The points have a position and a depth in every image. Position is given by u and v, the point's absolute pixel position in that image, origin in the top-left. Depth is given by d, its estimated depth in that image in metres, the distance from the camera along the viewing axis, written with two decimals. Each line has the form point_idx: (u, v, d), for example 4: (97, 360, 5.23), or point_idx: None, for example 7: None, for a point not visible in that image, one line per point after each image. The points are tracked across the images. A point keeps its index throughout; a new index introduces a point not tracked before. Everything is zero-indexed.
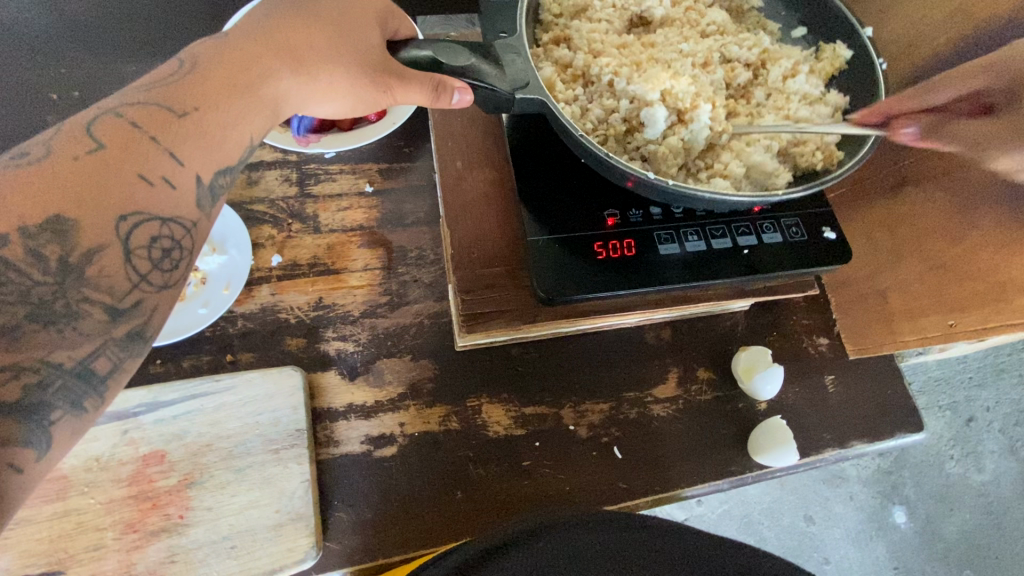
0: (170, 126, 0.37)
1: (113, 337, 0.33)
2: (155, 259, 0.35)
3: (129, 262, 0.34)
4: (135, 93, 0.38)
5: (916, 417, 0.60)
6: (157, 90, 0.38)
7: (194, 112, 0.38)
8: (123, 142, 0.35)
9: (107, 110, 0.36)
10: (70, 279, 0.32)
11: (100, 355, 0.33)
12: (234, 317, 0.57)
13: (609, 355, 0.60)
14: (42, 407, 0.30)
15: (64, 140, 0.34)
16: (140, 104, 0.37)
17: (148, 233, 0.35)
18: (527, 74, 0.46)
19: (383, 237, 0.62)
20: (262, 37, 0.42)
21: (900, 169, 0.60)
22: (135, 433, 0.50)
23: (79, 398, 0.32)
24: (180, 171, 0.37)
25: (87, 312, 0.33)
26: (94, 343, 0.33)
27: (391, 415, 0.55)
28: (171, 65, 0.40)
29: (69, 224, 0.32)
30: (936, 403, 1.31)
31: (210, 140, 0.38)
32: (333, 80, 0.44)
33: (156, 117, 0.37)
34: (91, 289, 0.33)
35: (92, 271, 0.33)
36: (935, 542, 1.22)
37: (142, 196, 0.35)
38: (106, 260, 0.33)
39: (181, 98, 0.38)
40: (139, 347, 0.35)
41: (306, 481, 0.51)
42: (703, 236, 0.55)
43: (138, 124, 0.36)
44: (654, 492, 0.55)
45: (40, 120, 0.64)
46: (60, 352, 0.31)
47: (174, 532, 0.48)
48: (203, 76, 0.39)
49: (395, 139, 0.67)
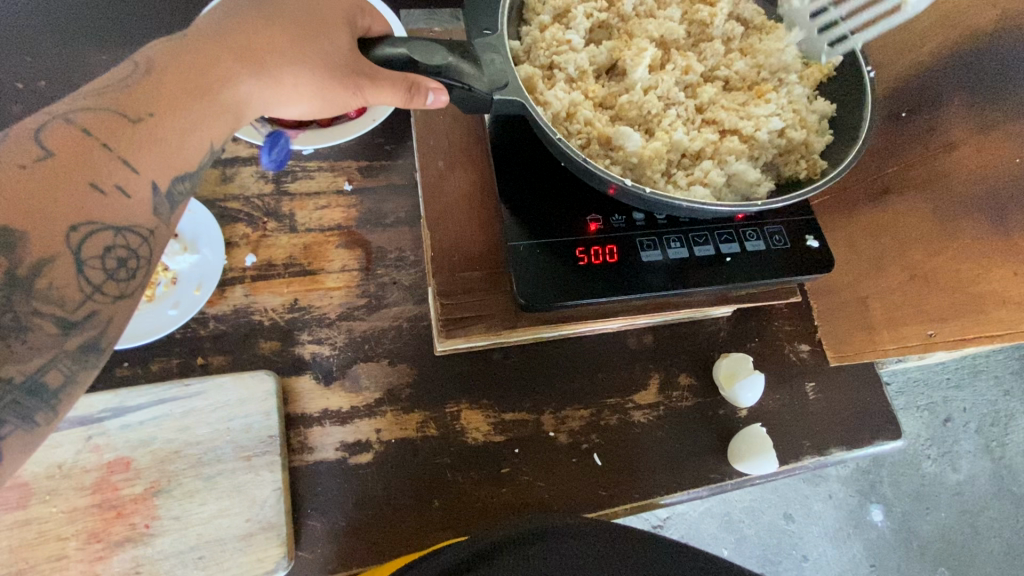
0: (124, 133, 0.35)
1: (65, 350, 0.32)
2: (110, 270, 0.34)
3: (81, 272, 0.32)
4: (86, 99, 0.36)
5: (895, 425, 0.60)
6: (108, 96, 0.36)
7: (149, 118, 0.36)
8: (76, 150, 0.33)
9: (56, 117, 0.34)
10: (17, 293, 0.30)
11: (51, 368, 0.31)
12: (206, 318, 0.55)
13: (590, 361, 0.60)
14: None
15: (12, 147, 0.32)
16: (93, 111, 0.35)
17: (101, 242, 0.33)
18: (506, 75, 0.44)
19: (362, 237, 0.61)
20: (222, 37, 0.41)
21: (884, 177, 0.60)
22: (99, 439, 0.49)
23: (30, 412, 0.30)
24: (134, 179, 0.35)
25: (37, 325, 0.31)
26: (45, 357, 0.31)
27: (367, 420, 0.54)
28: (124, 67, 0.38)
29: (16, 237, 0.30)
30: (914, 403, 1.33)
31: (166, 147, 0.37)
32: (300, 77, 0.42)
33: (108, 123, 0.35)
34: (41, 301, 0.31)
35: (43, 283, 0.31)
36: (910, 540, 1.24)
37: (93, 207, 0.33)
38: (57, 271, 0.31)
39: (136, 103, 0.36)
40: (93, 358, 0.33)
41: (278, 489, 0.49)
42: (686, 243, 0.54)
43: (90, 131, 0.34)
44: (634, 500, 0.54)
45: (3, 109, 0.61)
46: (9, 367, 0.30)
47: (140, 542, 0.46)
48: (160, 80, 0.38)
49: (376, 137, 0.65)
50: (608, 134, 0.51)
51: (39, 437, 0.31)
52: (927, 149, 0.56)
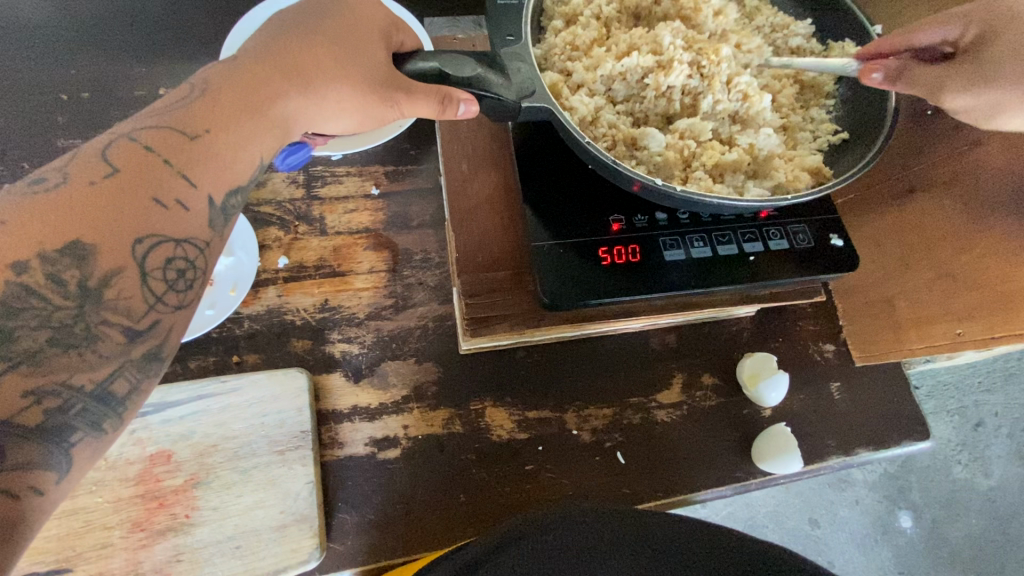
0: (183, 149, 0.37)
1: (130, 358, 0.34)
2: (170, 281, 0.35)
3: (145, 283, 0.34)
4: (146, 119, 0.38)
5: (924, 425, 0.59)
6: (168, 114, 0.38)
7: (206, 135, 0.38)
8: (139, 166, 0.36)
9: (121, 135, 0.37)
10: (88, 302, 0.33)
11: (118, 377, 0.33)
12: (241, 318, 0.57)
13: (614, 360, 0.60)
14: (63, 428, 0.31)
15: (81, 166, 0.34)
16: (154, 128, 0.37)
17: (162, 254, 0.35)
18: (533, 84, 0.46)
19: (389, 239, 0.62)
20: (270, 57, 0.43)
21: (908, 175, 0.59)
22: (142, 432, 0.51)
23: (98, 418, 0.33)
24: (193, 193, 0.37)
25: (105, 334, 0.33)
26: (113, 365, 0.33)
27: (395, 417, 0.55)
28: (183, 88, 0.41)
29: (87, 249, 0.33)
30: (944, 407, 1.30)
31: (221, 162, 0.39)
32: (342, 95, 0.44)
33: (168, 140, 0.37)
34: (109, 311, 0.33)
35: (110, 295, 0.33)
36: (941, 547, 1.21)
37: (156, 221, 0.35)
38: (124, 282, 0.34)
39: (194, 121, 0.38)
40: (157, 367, 0.35)
41: (310, 482, 0.51)
42: (709, 243, 0.55)
43: (153, 148, 0.37)
44: (658, 498, 0.55)
45: (50, 120, 0.64)
46: (80, 375, 0.32)
47: (180, 531, 0.48)
48: (217, 97, 0.40)
49: (401, 142, 0.67)
50: (631, 136, 0.53)
51: (104, 445, 0.33)
52: None
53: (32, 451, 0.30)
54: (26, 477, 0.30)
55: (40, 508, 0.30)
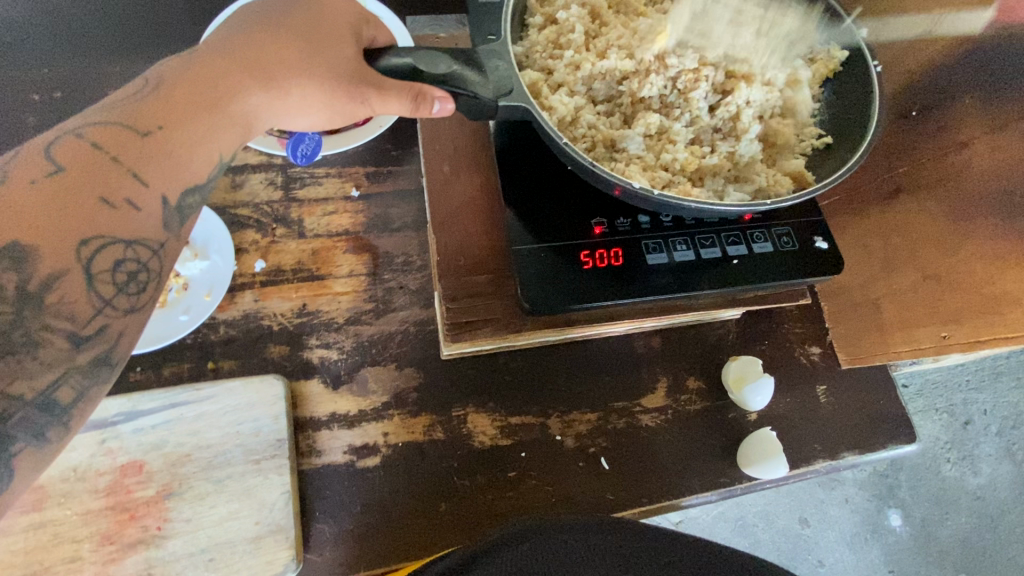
0: (134, 146, 0.36)
1: (76, 365, 0.33)
2: (120, 283, 0.34)
3: (91, 286, 0.33)
4: (96, 114, 0.37)
5: (909, 428, 0.59)
6: (118, 110, 0.37)
7: (159, 131, 0.37)
8: (85, 164, 0.34)
9: (67, 131, 0.35)
10: (28, 308, 0.31)
11: (62, 385, 0.32)
12: (216, 324, 0.56)
13: (598, 364, 0.60)
14: (3, 439, 0.30)
15: (23, 163, 0.33)
16: (103, 124, 0.36)
17: (111, 257, 0.34)
18: (510, 82, 0.44)
19: (369, 242, 0.61)
20: (232, 51, 0.41)
21: (894, 177, 0.59)
22: (113, 442, 0.50)
23: (41, 427, 0.31)
24: (144, 192, 0.36)
25: (48, 340, 0.32)
26: (57, 372, 0.32)
27: (374, 424, 0.54)
28: (136, 83, 0.39)
29: (26, 251, 0.31)
30: (933, 405, 1.30)
31: (175, 161, 0.37)
32: (306, 96, 0.43)
33: (119, 137, 0.36)
34: (52, 316, 0.32)
35: (52, 298, 0.32)
36: (929, 545, 1.21)
37: (104, 221, 0.34)
38: (67, 286, 0.32)
39: (146, 116, 0.37)
40: (105, 373, 0.34)
41: (287, 492, 0.50)
42: (692, 246, 0.54)
43: (99, 145, 0.35)
44: (642, 504, 0.54)
45: (21, 120, 0.63)
46: (20, 383, 0.31)
47: (152, 544, 0.47)
48: (170, 93, 0.38)
49: (382, 143, 0.65)
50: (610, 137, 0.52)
51: (47, 456, 0.32)
52: None
53: None
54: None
55: None
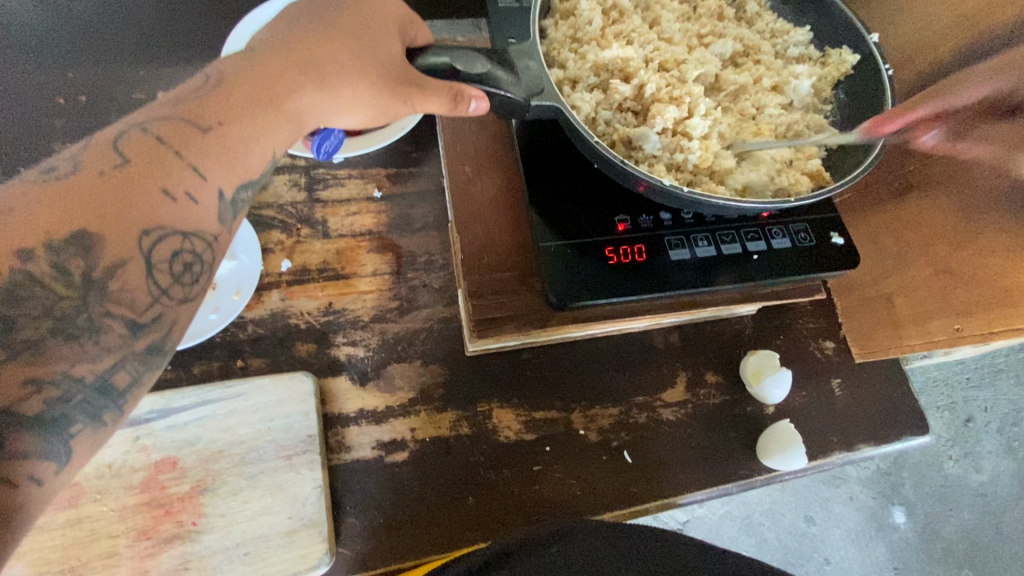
0: (195, 141, 0.37)
1: (133, 351, 0.33)
2: (176, 274, 0.35)
3: (151, 274, 0.34)
4: (159, 109, 0.38)
5: (922, 420, 0.60)
6: (182, 105, 0.38)
7: (218, 127, 0.38)
8: (150, 156, 0.35)
9: (133, 125, 0.36)
10: (92, 294, 0.32)
11: (119, 369, 0.33)
12: (244, 322, 0.57)
13: (619, 358, 0.61)
14: (63, 419, 0.31)
15: (92, 155, 0.34)
16: (166, 119, 0.37)
17: (170, 246, 0.35)
18: (542, 81, 0.46)
19: (392, 242, 0.62)
20: (287, 49, 0.42)
21: (904, 175, 0.61)
22: (147, 439, 0.50)
23: (98, 411, 0.32)
24: (203, 186, 0.37)
25: (109, 326, 0.33)
26: (115, 357, 0.33)
27: (402, 420, 0.55)
28: (198, 79, 0.40)
29: (93, 240, 0.32)
30: (935, 403, 1.32)
31: (232, 155, 0.38)
32: (357, 91, 0.44)
33: (180, 132, 0.37)
34: (113, 303, 0.33)
35: (115, 285, 0.33)
36: (934, 542, 1.23)
37: (165, 213, 0.35)
38: (129, 274, 0.33)
39: (206, 113, 0.38)
40: (157, 360, 0.35)
41: (318, 487, 0.51)
42: (713, 242, 0.55)
43: (164, 139, 0.36)
44: (665, 496, 0.55)
45: (47, 123, 0.63)
46: (82, 366, 0.32)
47: (187, 539, 0.48)
48: (230, 91, 0.39)
49: (403, 144, 0.67)
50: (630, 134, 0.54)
51: (104, 436, 0.33)
52: None
53: (31, 441, 0.30)
54: (25, 468, 0.30)
55: (39, 498, 0.31)
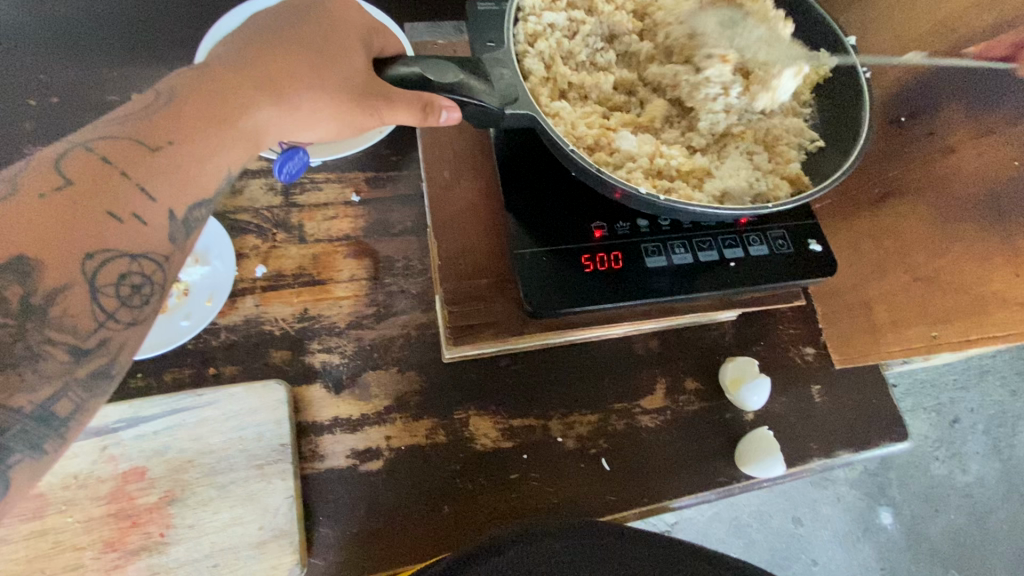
0: (144, 161, 0.36)
1: (75, 378, 0.33)
2: (123, 297, 0.34)
3: (94, 300, 0.33)
4: (106, 128, 0.37)
5: (902, 427, 0.60)
6: (129, 124, 0.37)
7: (169, 146, 0.37)
8: (94, 178, 0.34)
9: (77, 145, 0.35)
10: (32, 321, 0.31)
11: (61, 397, 0.32)
12: (217, 329, 0.56)
13: (598, 366, 0.60)
14: (0, 451, 0.30)
15: (32, 176, 0.33)
16: (112, 139, 0.36)
17: (115, 270, 0.34)
18: (515, 89, 0.46)
19: (370, 247, 0.61)
20: (245, 67, 0.41)
21: (884, 181, 0.60)
22: (114, 449, 0.49)
23: (39, 440, 0.31)
24: (152, 206, 0.36)
25: (49, 353, 0.32)
26: (56, 385, 0.32)
27: (376, 428, 0.54)
28: (147, 96, 0.39)
29: (32, 265, 0.31)
30: (921, 404, 1.32)
31: (184, 175, 0.37)
32: (316, 98, 0.43)
33: (128, 151, 0.36)
34: (54, 330, 0.32)
35: (56, 312, 0.32)
36: (920, 543, 1.23)
37: (111, 235, 0.34)
38: (70, 300, 0.32)
39: (157, 132, 0.37)
40: (103, 385, 0.34)
41: (290, 497, 0.50)
42: (690, 249, 0.55)
43: (109, 159, 0.35)
44: (642, 504, 0.55)
45: (17, 126, 0.62)
46: (19, 396, 0.31)
47: (154, 551, 0.47)
48: (181, 107, 0.38)
49: (382, 148, 0.66)
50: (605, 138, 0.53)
51: (45, 466, 0.32)
52: (925, 152, 0.57)
53: None
54: None
55: None
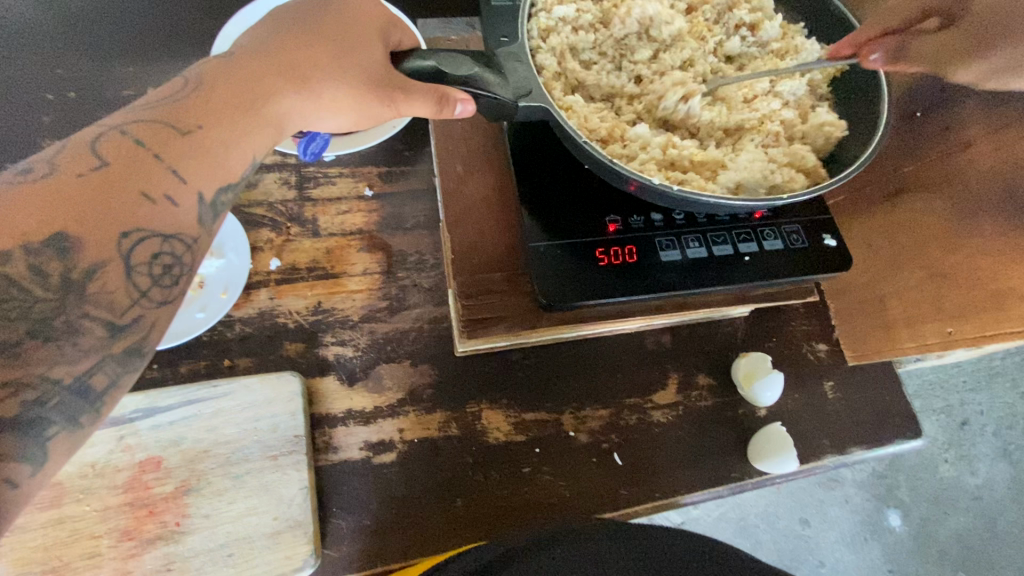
0: (175, 143, 0.36)
1: (112, 353, 0.33)
2: (156, 275, 0.34)
3: (129, 277, 0.33)
4: (137, 112, 0.37)
5: (915, 424, 0.60)
6: (160, 109, 0.37)
7: (197, 130, 0.38)
8: (127, 159, 0.35)
9: (110, 128, 0.36)
10: (71, 296, 0.32)
11: (98, 371, 0.32)
12: (232, 321, 0.56)
13: (611, 360, 0.60)
14: (39, 421, 0.30)
15: (69, 158, 0.34)
16: (145, 122, 0.37)
17: (149, 249, 0.34)
18: (529, 82, 0.46)
19: (383, 241, 0.62)
20: (267, 57, 0.42)
21: (897, 177, 0.60)
22: (131, 438, 0.50)
23: (76, 412, 0.32)
24: (182, 188, 0.36)
25: (87, 327, 0.32)
26: (93, 359, 0.32)
27: (390, 420, 0.55)
28: (176, 83, 0.40)
29: (71, 241, 0.32)
30: (931, 406, 1.32)
31: (213, 158, 0.38)
32: (338, 96, 0.44)
33: (160, 135, 0.36)
34: (92, 305, 0.32)
35: (93, 288, 0.32)
36: (929, 545, 1.22)
37: (144, 214, 0.34)
38: (106, 276, 0.33)
39: (186, 116, 0.38)
40: (137, 362, 0.34)
41: (304, 487, 0.50)
42: (704, 243, 0.55)
43: (142, 142, 0.36)
44: (655, 499, 0.55)
45: (35, 120, 0.63)
46: (59, 368, 0.31)
47: (171, 539, 0.47)
48: (209, 94, 0.39)
49: (394, 143, 0.66)
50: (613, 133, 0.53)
51: (82, 439, 0.32)
52: (940, 148, 0.57)
53: (7, 444, 0.29)
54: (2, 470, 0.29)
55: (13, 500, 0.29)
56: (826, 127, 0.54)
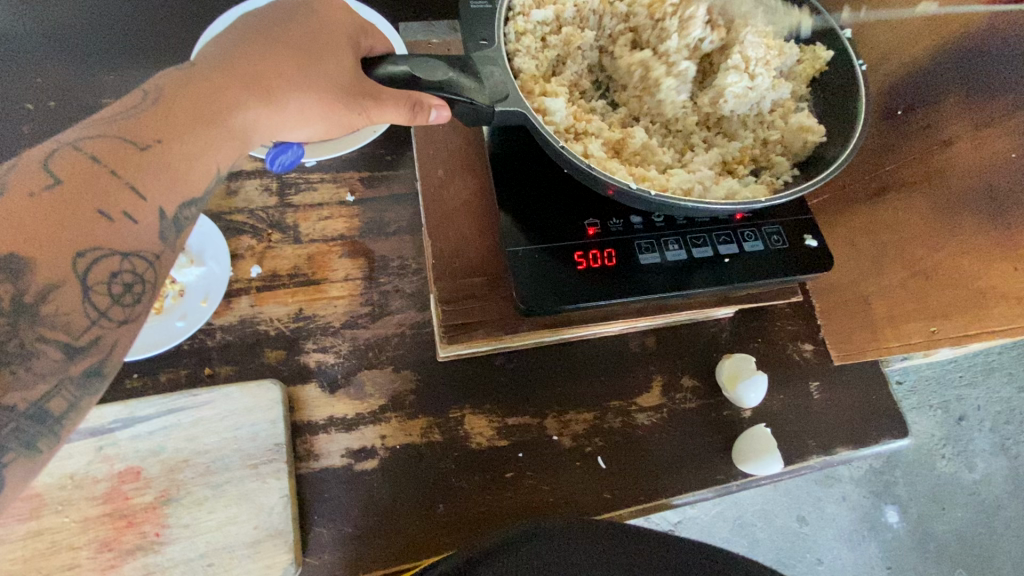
0: (132, 159, 0.36)
1: (69, 376, 0.33)
2: (115, 295, 0.35)
3: (87, 298, 0.33)
4: (94, 127, 0.37)
5: (902, 423, 0.60)
6: (116, 124, 0.37)
7: (156, 145, 0.37)
8: (83, 178, 0.35)
9: (65, 145, 0.36)
10: (23, 318, 0.31)
11: (55, 395, 0.32)
12: (213, 329, 0.56)
13: (594, 363, 0.60)
14: None
15: (20, 173, 0.33)
16: (100, 138, 0.36)
17: (107, 268, 0.34)
18: (506, 86, 0.45)
19: (364, 247, 0.62)
20: (230, 68, 0.42)
21: (881, 175, 0.60)
22: (109, 449, 0.50)
23: (32, 437, 0.31)
24: (142, 206, 0.36)
25: (42, 351, 0.32)
26: (49, 383, 0.32)
27: (372, 427, 0.54)
28: (135, 95, 0.39)
29: (22, 263, 0.31)
30: (927, 402, 1.31)
31: (173, 173, 0.38)
32: (305, 106, 0.44)
33: (117, 151, 0.36)
34: (46, 327, 0.32)
35: (47, 309, 0.32)
36: (926, 541, 1.22)
37: (100, 233, 0.34)
38: (62, 298, 0.32)
39: (145, 131, 0.37)
40: (97, 384, 0.34)
41: (285, 496, 0.50)
42: (684, 245, 0.55)
43: (98, 159, 0.36)
44: (639, 503, 0.54)
45: (15, 129, 0.63)
46: (13, 394, 0.31)
47: (150, 550, 0.47)
48: (169, 108, 0.39)
49: (376, 147, 0.66)
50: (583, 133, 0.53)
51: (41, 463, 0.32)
52: (920, 147, 0.58)
53: None
54: None
55: None
56: (803, 131, 0.53)
